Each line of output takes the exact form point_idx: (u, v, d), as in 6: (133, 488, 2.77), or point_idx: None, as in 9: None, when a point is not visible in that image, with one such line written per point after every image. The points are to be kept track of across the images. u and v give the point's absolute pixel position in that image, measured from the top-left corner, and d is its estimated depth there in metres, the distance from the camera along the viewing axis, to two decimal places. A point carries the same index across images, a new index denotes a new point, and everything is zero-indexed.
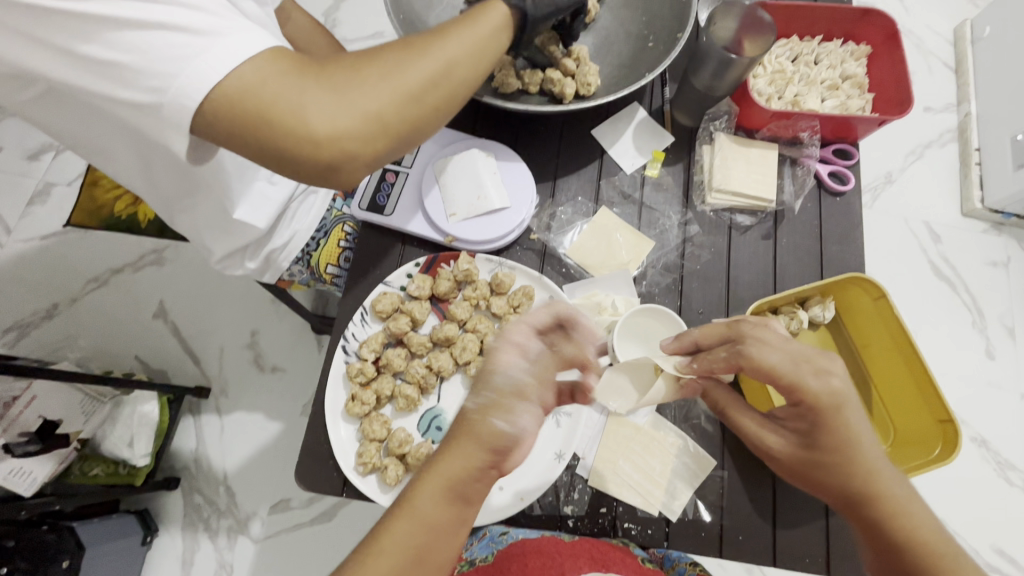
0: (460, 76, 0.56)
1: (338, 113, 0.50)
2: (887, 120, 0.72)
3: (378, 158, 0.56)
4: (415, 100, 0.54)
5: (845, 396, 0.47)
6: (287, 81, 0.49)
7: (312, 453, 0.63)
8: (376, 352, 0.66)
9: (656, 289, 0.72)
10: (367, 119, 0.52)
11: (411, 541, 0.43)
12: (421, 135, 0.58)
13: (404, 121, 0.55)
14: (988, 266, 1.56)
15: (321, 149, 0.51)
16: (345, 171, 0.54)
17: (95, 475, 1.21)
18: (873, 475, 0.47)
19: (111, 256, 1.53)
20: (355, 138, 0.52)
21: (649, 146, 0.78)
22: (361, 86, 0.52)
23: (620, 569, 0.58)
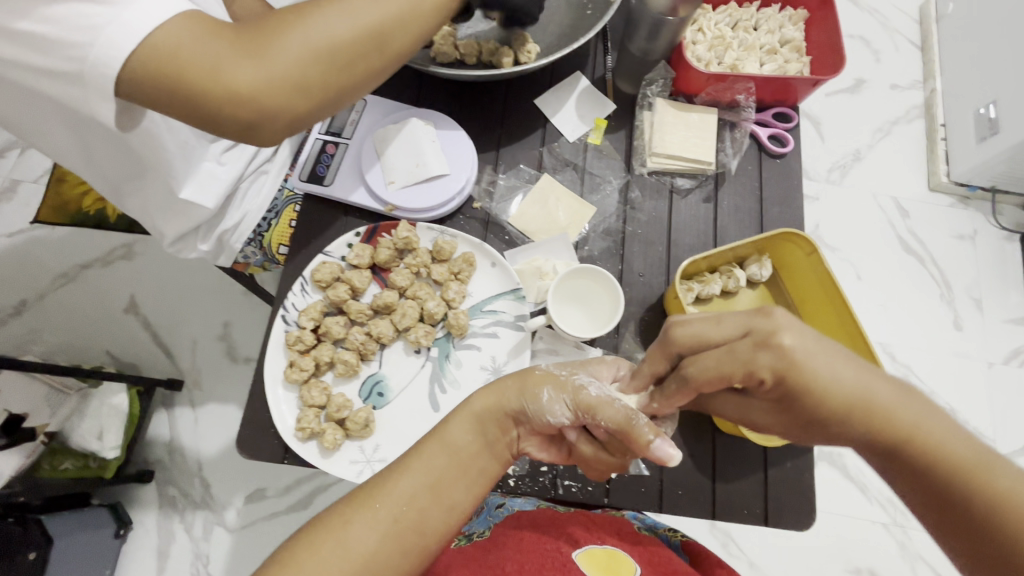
0: (391, 41, 0.56)
1: (259, 75, 0.51)
2: (822, 80, 0.73)
3: (304, 117, 0.57)
4: (340, 62, 0.54)
5: (795, 355, 0.45)
6: (209, 45, 0.50)
7: (256, 422, 0.64)
8: (315, 320, 0.66)
9: (597, 253, 0.73)
10: (292, 81, 0.52)
11: (428, 470, 0.50)
12: (350, 96, 0.59)
13: (329, 84, 0.55)
14: (955, 239, 1.58)
15: (243, 109, 0.52)
16: (269, 130, 0.55)
17: (65, 469, 1.19)
18: (884, 416, 0.45)
19: (79, 252, 1.52)
20: (279, 98, 0.53)
21: (592, 115, 0.79)
22: (283, 50, 0.52)
23: (615, 542, 0.57)
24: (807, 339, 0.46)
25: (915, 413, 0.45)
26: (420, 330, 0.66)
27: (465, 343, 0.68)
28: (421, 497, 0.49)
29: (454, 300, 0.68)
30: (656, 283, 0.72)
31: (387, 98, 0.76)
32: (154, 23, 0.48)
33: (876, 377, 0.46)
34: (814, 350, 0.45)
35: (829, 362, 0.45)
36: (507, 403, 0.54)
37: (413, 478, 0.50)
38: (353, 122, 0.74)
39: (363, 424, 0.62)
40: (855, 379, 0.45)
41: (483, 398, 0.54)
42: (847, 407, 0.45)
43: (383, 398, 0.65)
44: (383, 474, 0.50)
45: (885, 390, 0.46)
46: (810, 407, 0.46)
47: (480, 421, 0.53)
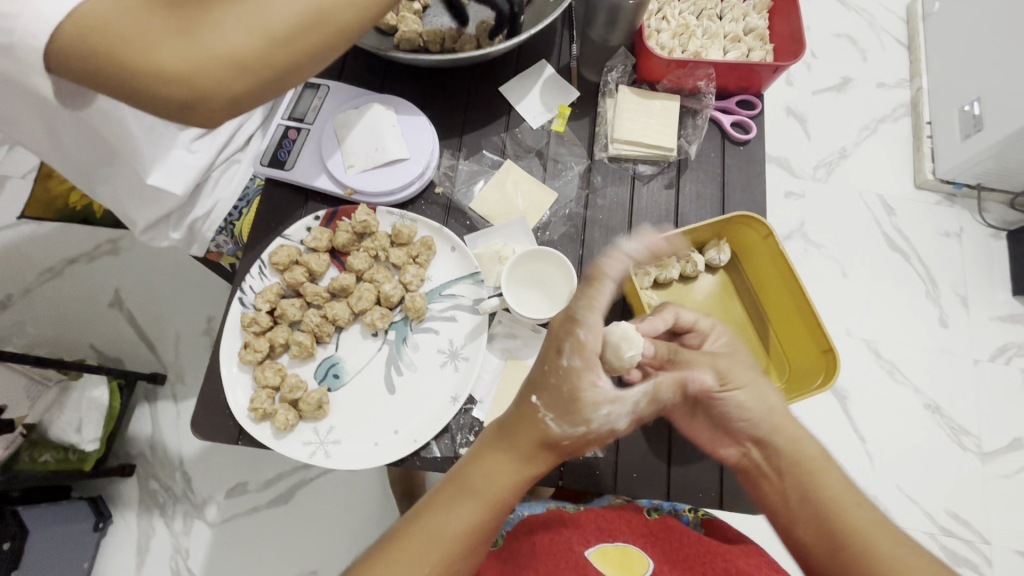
0: (333, 16, 0.54)
1: (188, 54, 0.51)
2: (783, 66, 0.74)
3: (239, 100, 0.56)
4: (274, 40, 0.53)
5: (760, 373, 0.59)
6: (143, 23, 0.51)
7: (213, 404, 0.64)
8: (271, 302, 0.67)
9: (557, 237, 0.73)
10: (222, 60, 0.52)
11: (464, 526, 0.50)
12: (293, 76, 0.57)
13: (265, 64, 0.54)
14: (940, 237, 1.58)
15: (173, 87, 0.52)
16: (203, 108, 0.55)
17: (45, 462, 1.19)
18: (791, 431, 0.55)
19: (64, 247, 1.53)
20: (209, 74, 0.52)
21: (556, 102, 0.79)
22: (211, 26, 0.51)
23: (627, 538, 0.62)
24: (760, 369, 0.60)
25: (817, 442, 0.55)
26: (376, 313, 0.66)
27: (423, 326, 0.68)
28: (464, 544, 0.49)
29: (411, 282, 0.68)
30: None
31: (350, 84, 0.76)
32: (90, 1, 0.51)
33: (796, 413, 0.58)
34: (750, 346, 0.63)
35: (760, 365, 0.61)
36: (544, 451, 0.53)
37: (457, 534, 0.49)
38: (315, 108, 0.75)
39: (316, 405, 0.62)
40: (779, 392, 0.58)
41: (521, 447, 0.52)
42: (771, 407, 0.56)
43: (338, 380, 0.65)
44: (421, 524, 0.50)
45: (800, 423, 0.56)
46: (750, 373, 0.58)
47: (517, 470, 0.52)
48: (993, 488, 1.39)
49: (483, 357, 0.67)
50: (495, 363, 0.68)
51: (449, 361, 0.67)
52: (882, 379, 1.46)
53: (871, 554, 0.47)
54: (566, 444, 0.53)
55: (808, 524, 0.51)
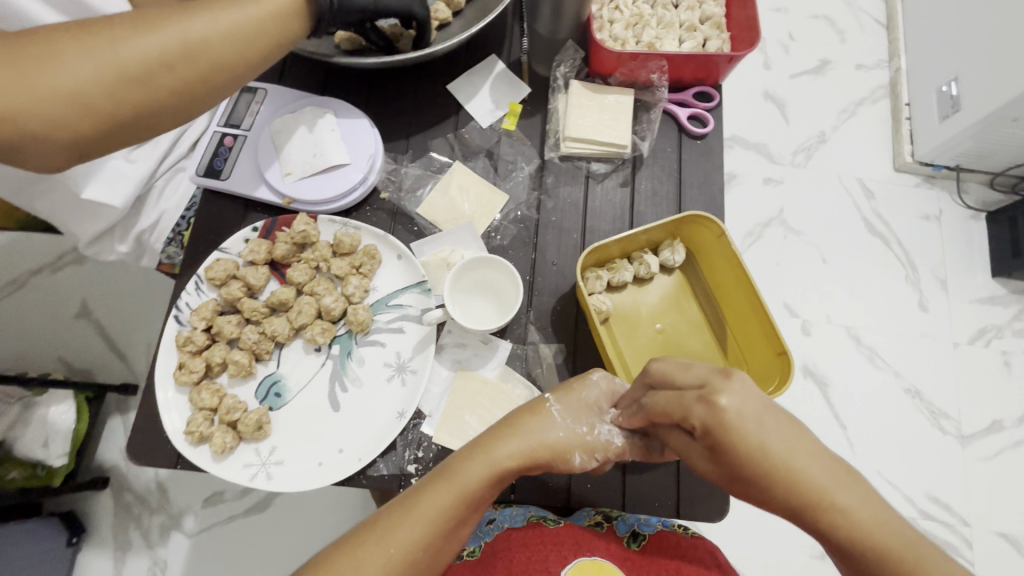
0: (204, 54, 0.55)
1: (31, 89, 0.49)
2: (739, 56, 0.71)
3: (93, 139, 0.54)
4: (132, 78, 0.52)
5: (742, 414, 0.45)
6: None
7: (152, 428, 0.61)
8: (208, 320, 0.64)
9: (508, 242, 0.70)
10: (68, 96, 0.50)
11: (436, 514, 0.49)
12: (153, 118, 0.56)
13: (122, 102, 0.53)
14: (920, 220, 1.56)
15: (5, 123, 0.49)
16: (44, 145, 0.52)
17: (12, 479, 1.16)
18: (816, 492, 0.43)
19: (28, 258, 1.49)
20: (56, 114, 0.50)
21: (506, 99, 0.76)
22: (61, 66, 0.50)
23: (604, 555, 0.61)
24: (748, 402, 0.45)
25: (865, 500, 0.43)
26: (317, 327, 0.64)
27: (369, 339, 0.66)
28: (439, 528, 0.49)
29: (354, 295, 0.65)
30: (569, 271, 0.70)
31: (290, 87, 0.73)
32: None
33: (836, 463, 0.44)
34: (751, 411, 0.45)
35: (776, 431, 0.45)
36: (529, 449, 0.52)
37: (427, 524, 0.48)
38: (252, 113, 0.71)
39: (255, 426, 0.60)
40: (799, 452, 0.44)
41: (502, 440, 0.52)
42: (793, 478, 0.43)
43: (280, 398, 0.63)
44: (397, 509, 0.49)
45: (819, 472, 0.43)
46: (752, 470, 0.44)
47: (500, 463, 0.51)
48: (974, 471, 1.39)
49: (431, 369, 0.64)
50: (445, 375, 0.65)
51: (396, 375, 0.64)
52: (863, 365, 1.45)
53: None
54: (548, 446, 0.53)
55: None
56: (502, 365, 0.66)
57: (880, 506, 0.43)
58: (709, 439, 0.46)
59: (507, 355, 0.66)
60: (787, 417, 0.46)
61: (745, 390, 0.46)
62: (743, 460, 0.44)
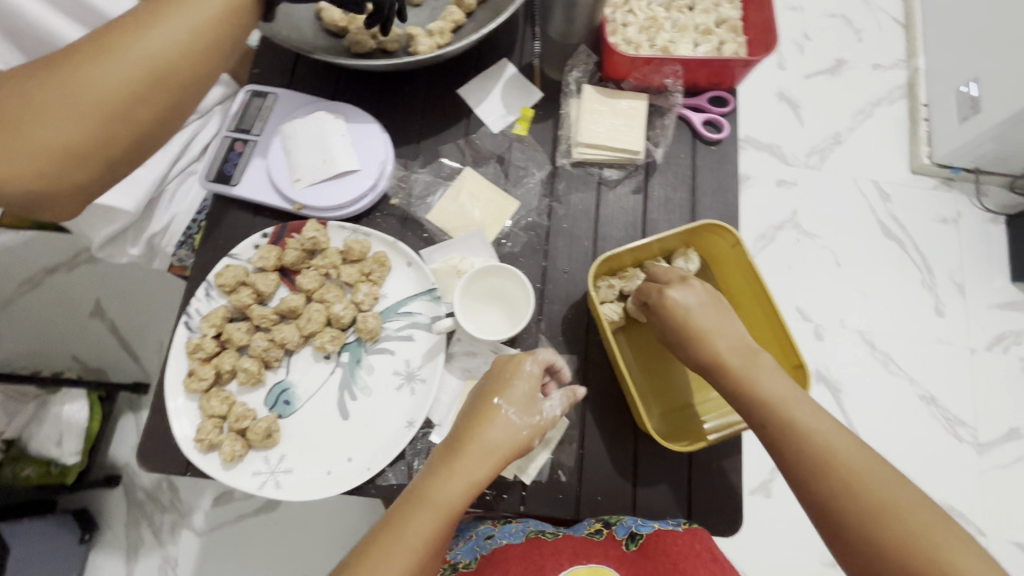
0: (174, 74, 0.53)
1: (24, 153, 0.49)
2: (755, 61, 0.69)
3: (96, 181, 0.54)
4: (111, 115, 0.51)
5: (694, 309, 0.55)
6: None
7: (161, 434, 0.62)
8: (217, 327, 0.63)
9: (518, 249, 0.69)
10: (60, 150, 0.50)
11: (423, 538, 0.49)
12: (142, 148, 0.56)
13: (112, 142, 0.53)
14: (938, 223, 1.53)
15: (12, 190, 0.50)
16: (56, 202, 0.53)
17: (27, 476, 1.19)
18: (765, 393, 0.50)
19: (42, 257, 1.50)
20: (53, 168, 0.51)
21: (517, 103, 0.75)
22: (44, 121, 0.49)
23: (602, 560, 0.59)
24: (701, 301, 0.56)
25: (812, 415, 0.49)
26: (326, 335, 0.63)
27: (378, 347, 0.65)
28: (418, 559, 0.48)
29: (364, 302, 0.65)
30: (581, 279, 0.69)
31: (301, 91, 0.72)
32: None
33: (788, 382, 0.51)
34: (698, 304, 0.55)
35: (714, 318, 0.55)
36: (497, 458, 0.53)
37: (413, 549, 0.48)
38: (262, 118, 0.71)
39: (264, 435, 0.60)
40: (751, 361, 0.52)
41: (472, 459, 0.52)
42: (748, 384, 0.51)
43: (289, 406, 0.63)
44: (381, 541, 0.49)
45: (769, 381, 0.51)
46: (690, 345, 0.55)
47: (473, 481, 0.52)
48: (990, 479, 1.36)
49: (440, 379, 0.64)
50: (454, 384, 0.65)
51: (405, 383, 0.64)
52: (877, 370, 1.43)
53: (875, 523, 0.45)
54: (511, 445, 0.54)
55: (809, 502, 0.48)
56: None
57: (823, 417, 0.49)
58: (656, 314, 0.58)
59: None
60: (724, 309, 0.56)
61: (696, 292, 0.56)
62: (681, 334, 0.55)
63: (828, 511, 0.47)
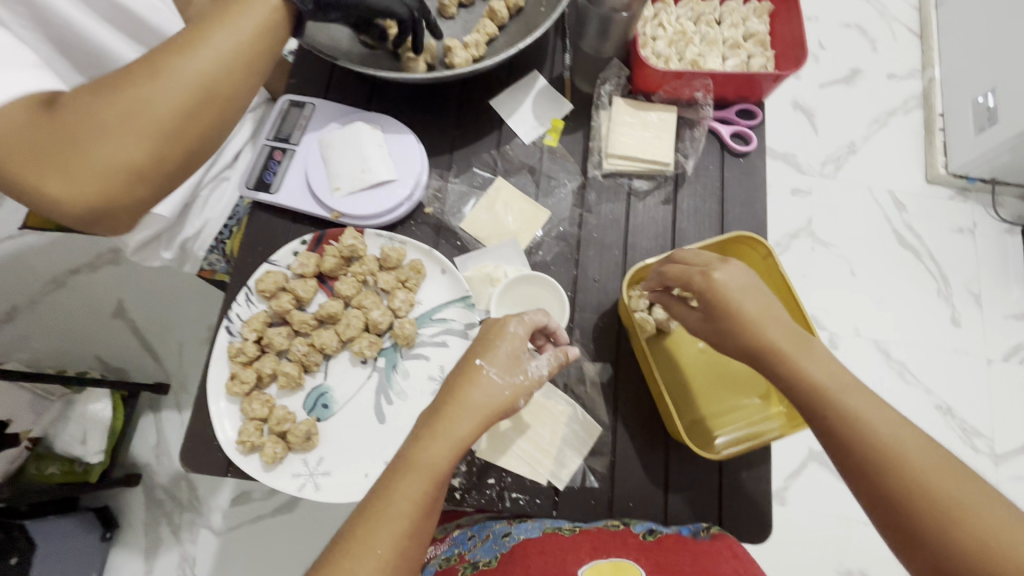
0: (220, 88, 0.51)
1: (86, 171, 0.47)
2: (785, 76, 0.70)
3: (151, 197, 0.53)
4: (167, 133, 0.50)
5: (736, 290, 0.54)
6: (31, 143, 0.47)
7: (201, 436, 0.63)
8: (258, 332, 0.65)
9: (550, 258, 0.71)
10: (124, 169, 0.49)
11: (412, 503, 0.49)
12: (193, 165, 0.55)
13: (168, 158, 0.51)
14: (954, 233, 1.53)
15: (73, 209, 0.49)
16: (113, 219, 0.52)
17: (51, 474, 1.21)
18: (813, 378, 0.50)
19: (67, 257, 1.52)
20: (114, 188, 0.49)
21: (548, 115, 0.77)
22: (99, 138, 0.47)
23: (620, 552, 0.55)
24: (741, 281, 0.54)
25: (867, 402, 0.49)
26: (364, 340, 0.65)
27: (413, 352, 0.67)
28: (413, 519, 0.49)
29: (400, 308, 0.67)
30: (611, 288, 0.70)
31: (339, 102, 0.74)
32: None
33: (840, 368, 0.51)
34: (741, 288, 0.54)
35: (760, 303, 0.53)
36: (483, 414, 0.54)
37: (404, 515, 0.48)
38: (300, 128, 0.73)
39: (304, 438, 0.61)
40: (796, 344, 0.52)
41: (457, 419, 0.53)
42: (798, 369, 0.51)
43: (327, 410, 0.64)
44: (371, 512, 0.48)
45: (818, 367, 0.50)
46: (736, 333, 0.53)
47: (457, 442, 0.52)
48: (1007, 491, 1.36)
49: None
50: None
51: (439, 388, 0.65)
52: (893, 380, 1.43)
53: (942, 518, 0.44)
54: (499, 400, 0.54)
55: (861, 488, 0.48)
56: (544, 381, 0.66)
57: (874, 402, 0.49)
58: (700, 299, 0.55)
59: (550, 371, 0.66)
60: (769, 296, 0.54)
61: (737, 272, 0.55)
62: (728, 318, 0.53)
63: (888, 500, 0.46)
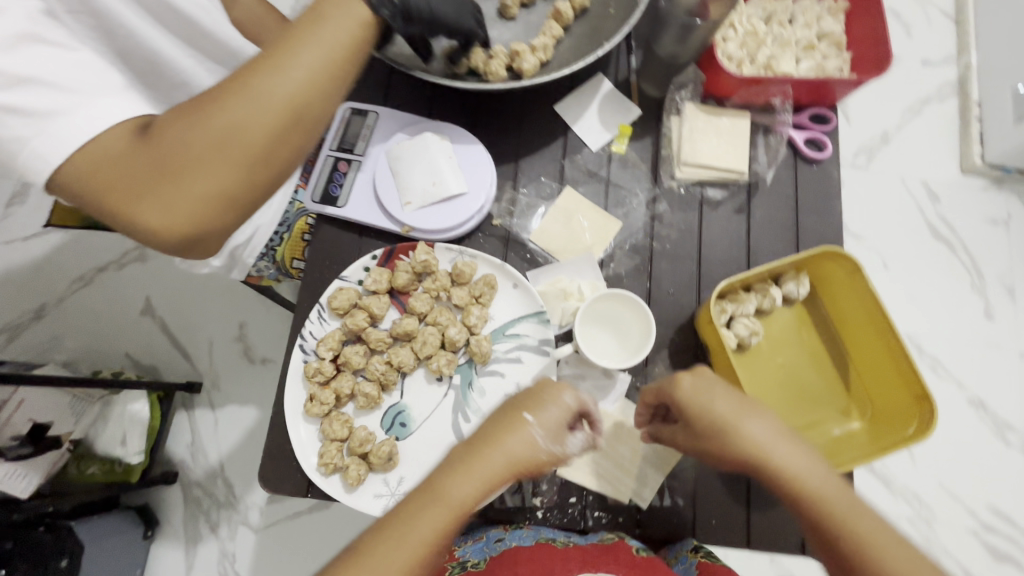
0: (306, 111, 0.49)
1: (176, 201, 0.46)
2: (865, 81, 0.67)
3: (238, 221, 0.51)
4: (257, 158, 0.48)
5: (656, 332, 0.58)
6: (122, 172, 0.45)
7: (278, 455, 0.63)
8: (334, 350, 0.64)
9: (623, 271, 0.69)
10: (214, 198, 0.47)
11: (433, 535, 0.47)
12: (276, 187, 0.52)
13: (256, 183, 0.49)
14: (987, 224, 1.44)
15: (165, 235, 0.47)
16: (201, 248, 0.50)
17: (93, 474, 1.17)
18: (723, 420, 0.53)
19: (92, 255, 1.44)
20: (206, 213, 0.47)
21: (615, 120, 0.74)
22: (193, 164, 0.46)
23: (611, 568, 0.54)
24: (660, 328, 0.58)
25: (773, 437, 0.52)
26: (442, 358, 0.64)
27: (489, 369, 0.66)
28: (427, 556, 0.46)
29: (476, 325, 0.66)
30: (686, 302, 0.69)
31: (403, 110, 0.72)
32: (63, 154, 0.45)
33: (748, 405, 0.54)
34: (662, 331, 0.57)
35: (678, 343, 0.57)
36: (513, 464, 0.52)
37: (420, 541, 0.46)
38: (365, 137, 0.70)
39: (386, 458, 0.61)
40: (709, 388, 0.55)
41: (486, 458, 0.51)
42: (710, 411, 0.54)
43: (405, 429, 0.63)
44: (381, 533, 0.46)
45: (726, 405, 0.54)
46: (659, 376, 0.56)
47: (487, 479, 0.50)
48: None
49: None
50: None
51: None
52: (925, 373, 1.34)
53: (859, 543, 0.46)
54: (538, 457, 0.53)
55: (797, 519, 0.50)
56: (623, 399, 0.65)
57: (780, 439, 0.52)
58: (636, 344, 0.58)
59: (628, 388, 0.66)
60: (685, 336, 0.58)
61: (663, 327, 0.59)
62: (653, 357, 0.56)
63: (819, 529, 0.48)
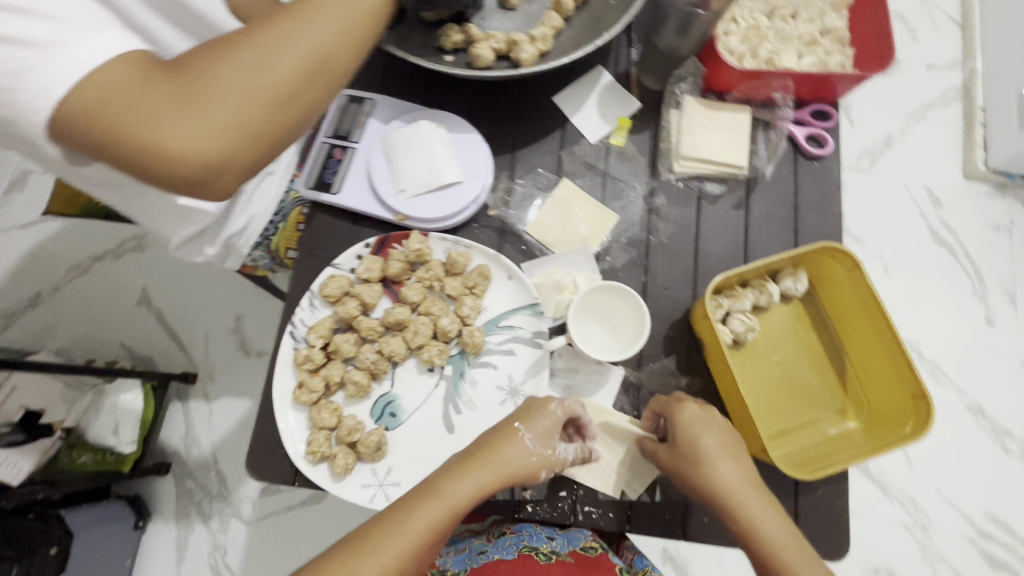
0: (334, 61, 0.49)
1: (197, 131, 0.45)
2: (867, 77, 0.67)
3: (254, 165, 0.50)
4: (282, 98, 0.47)
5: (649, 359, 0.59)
6: (140, 99, 0.43)
7: (266, 443, 0.62)
8: (324, 338, 0.63)
9: (619, 264, 0.69)
10: (235, 132, 0.46)
11: (427, 527, 0.49)
12: (294, 136, 0.52)
13: (277, 125, 0.48)
14: (992, 230, 1.42)
15: (182, 168, 0.45)
16: (215, 188, 0.49)
17: (84, 463, 1.11)
18: (699, 448, 0.55)
19: (90, 243, 1.43)
20: (227, 148, 0.46)
21: (615, 112, 0.73)
22: (218, 96, 0.45)
23: None
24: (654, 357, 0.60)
25: (742, 472, 0.55)
26: (434, 348, 0.63)
27: (481, 361, 0.65)
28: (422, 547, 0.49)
29: (469, 316, 0.65)
30: (682, 297, 0.68)
31: (399, 98, 0.71)
32: (72, 81, 0.42)
33: (730, 441, 0.56)
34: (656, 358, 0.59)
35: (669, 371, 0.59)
36: (502, 474, 0.53)
37: (415, 535, 0.49)
38: (360, 124, 0.70)
39: (374, 448, 0.60)
40: (695, 417, 0.57)
41: (480, 466, 0.53)
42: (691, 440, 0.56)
43: (395, 419, 0.63)
44: (385, 525, 0.49)
45: (709, 437, 0.55)
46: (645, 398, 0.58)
47: (484, 481, 0.52)
48: None
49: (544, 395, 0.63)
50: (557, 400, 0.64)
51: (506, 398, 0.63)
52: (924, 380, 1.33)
53: None
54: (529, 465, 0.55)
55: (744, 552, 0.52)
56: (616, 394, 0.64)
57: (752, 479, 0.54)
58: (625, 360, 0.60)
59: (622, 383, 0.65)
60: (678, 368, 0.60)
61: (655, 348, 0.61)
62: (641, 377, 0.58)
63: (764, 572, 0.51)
